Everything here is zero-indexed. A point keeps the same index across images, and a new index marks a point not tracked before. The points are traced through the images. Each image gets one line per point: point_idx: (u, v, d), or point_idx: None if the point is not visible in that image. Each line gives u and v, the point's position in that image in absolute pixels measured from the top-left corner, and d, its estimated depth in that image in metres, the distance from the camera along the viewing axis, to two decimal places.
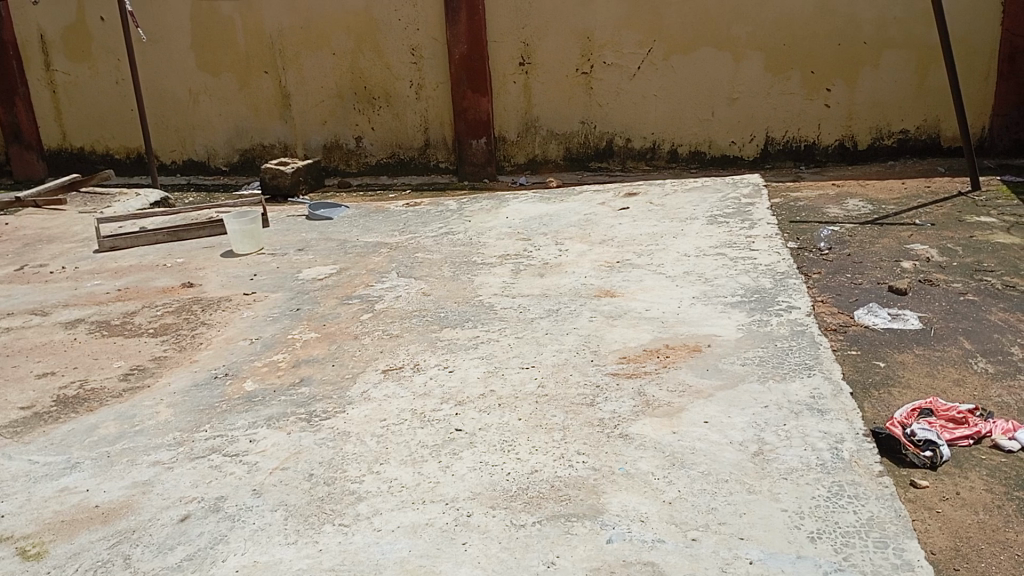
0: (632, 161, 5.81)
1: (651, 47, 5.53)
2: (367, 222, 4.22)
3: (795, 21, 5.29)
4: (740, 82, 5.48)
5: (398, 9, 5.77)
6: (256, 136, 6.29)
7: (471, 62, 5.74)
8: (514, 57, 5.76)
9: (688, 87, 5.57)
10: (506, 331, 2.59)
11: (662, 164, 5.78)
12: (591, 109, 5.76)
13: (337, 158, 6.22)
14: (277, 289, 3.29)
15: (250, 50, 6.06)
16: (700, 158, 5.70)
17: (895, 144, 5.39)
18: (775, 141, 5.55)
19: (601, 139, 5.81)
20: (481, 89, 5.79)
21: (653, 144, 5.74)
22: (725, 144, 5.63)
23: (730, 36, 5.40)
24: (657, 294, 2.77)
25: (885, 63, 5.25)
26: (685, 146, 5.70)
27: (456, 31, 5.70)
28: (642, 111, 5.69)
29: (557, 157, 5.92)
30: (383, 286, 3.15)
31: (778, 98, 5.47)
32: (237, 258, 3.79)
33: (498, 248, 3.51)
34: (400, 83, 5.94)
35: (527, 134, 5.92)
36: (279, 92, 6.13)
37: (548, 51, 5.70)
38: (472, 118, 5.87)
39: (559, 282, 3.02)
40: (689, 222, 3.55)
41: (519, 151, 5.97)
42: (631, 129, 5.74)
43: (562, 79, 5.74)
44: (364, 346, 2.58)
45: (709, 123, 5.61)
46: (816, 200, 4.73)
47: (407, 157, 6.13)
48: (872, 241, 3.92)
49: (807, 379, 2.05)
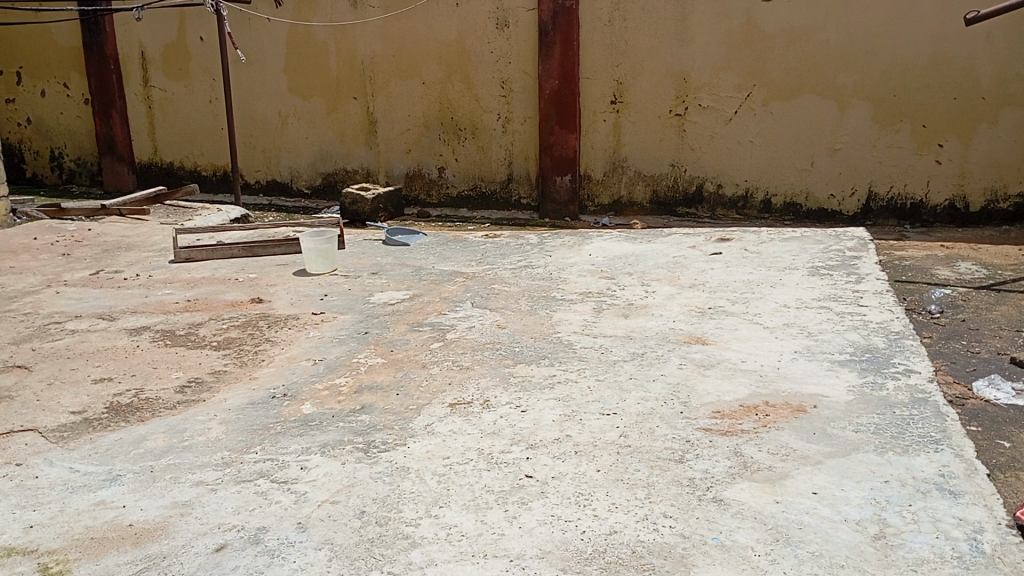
0: (722, 209, 5.56)
1: (750, 92, 5.31)
2: (444, 250, 4.08)
3: (907, 71, 5.00)
4: (843, 133, 5.20)
5: (491, 41, 5.71)
6: (340, 161, 6.28)
7: (561, 97, 5.62)
8: (605, 95, 5.61)
9: (786, 135, 5.31)
10: (585, 371, 2.38)
11: (753, 214, 5.50)
12: (682, 153, 5.55)
13: (419, 188, 6.16)
14: (347, 311, 3.16)
15: (341, 75, 6.08)
16: (795, 209, 5.41)
17: (1012, 207, 5.02)
18: (878, 197, 5.23)
19: (690, 183, 5.58)
20: (569, 125, 5.65)
21: (746, 192, 5.49)
22: (823, 196, 5.34)
23: (835, 84, 5.14)
24: (754, 346, 2.52)
25: (1005, 120, 4.91)
26: (779, 196, 5.42)
27: (548, 65, 5.59)
28: (736, 157, 5.45)
29: (643, 199, 5.71)
30: (456, 316, 2.98)
31: (883, 151, 5.15)
32: (310, 277, 3.69)
33: (580, 286, 3.31)
34: (487, 115, 5.85)
35: (613, 174, 5.73)
36: (366, 119, 6.12)
37: (641, 90, 5.53)
38: (558, 154, 5.73)
39: (644, 324, 2.80)
40: (788, 272, 3.29)
41: (604, 190, 5.78)
42: (722, 175, 5.50)
43: (653, 119, 5.55)
44: (431, 376, 2.40)
45: (807, 174, 5.33)
46: (923, 261, 4.40)
47: (488, 190, 6.01)
48: (989, 308, 3.60)
49: (934, 454, 1.78)
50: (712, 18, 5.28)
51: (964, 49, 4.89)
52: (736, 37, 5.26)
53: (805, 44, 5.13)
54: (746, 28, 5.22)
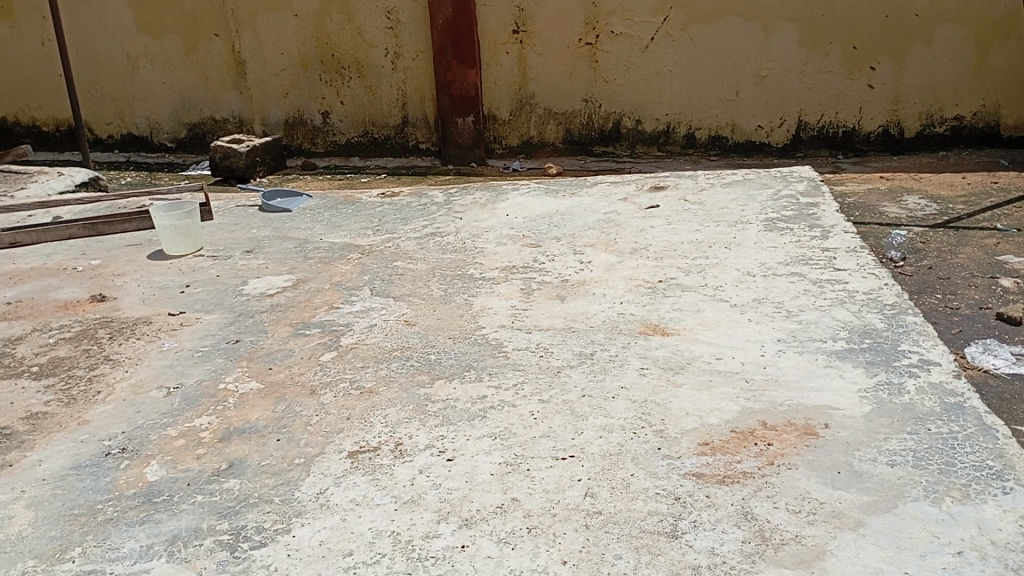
0: (642, 146, 5.07)
1: (667, 16, 4.79)
2: (335, 217, 3.45)
3: None
4: (768, 58, 4.77)
5: None
6: (206, 109, 5.47)
7: (458, 27, 4.95)
8: (507, 23, 4.97)
9: (708, 63, 4.84)
10: (524, 387, 1.84)
11: (676, 150, 5.04)
12: (596, 85, 5.00)
13: (301, 136, 5.43)
14: (214, 308, 2.51)
15: (198, 9, 5.23)
16: (720, 144, 4.98)
17: (948, 132, 4.71)
18: (807, 126, 4.85)
19: (607, 120, 5.06)
20: (469, 59, 5.00)
21: (667, 127, 5.01)
22: (750, 129, 4.92)
23: (760, 4, 4.67)
24: (726, 337, 2.04)
25: (939, 36, 4.56)
26: (703, 130, 4.97)
27: None
28: (655, 89, 4.95)
29: (555, 139, 5.15)
30: (352, 309, 2.39)
31: (812, 77, 4.76)
32: (169, 261, 3.00)
33: (501, 257, 2.76)
34: (373, 51, 5.15)
35: (521, 112, 5.14)
36: (232, 59, 5.33)
37: (547, 16, 4.92)
38: (457, 92, 5.09)
39: (586, 309, 2.29)
40: (742, 227, 2.83)
41: (512, 131, 5.19)
42: (641, 109, 5.00)
43: (562, 50, 4.97)
44: (323, 408, 1.82)
45: (733, 105, 4.89)
46: (866, 197, 4.07)
47: (381, 136, 5.33)
48: (952, 251, 3.27)
49: (1003, 500, 1.36)
50: None
51: None
52: None
53: None
54: None
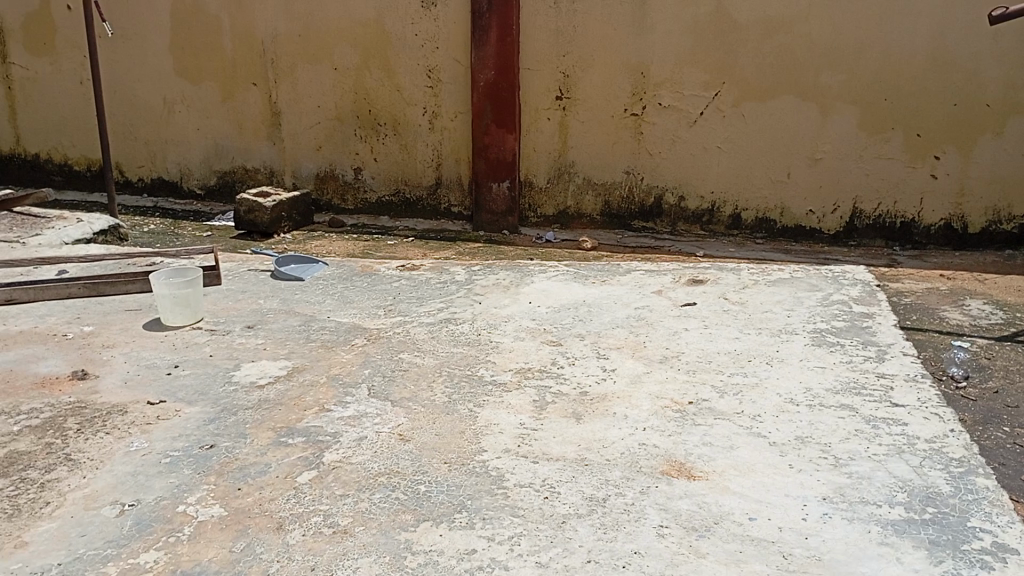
0: (684, 224, 4.84)
1: (719, 91, 4.58)
2: (348, 292, 3.25)
3: (900, 70, 4.32)
4: (825, 139, 4.51)
5: (416, 22, 4.88)
6: (238, 158, 5.37)
7: (499, 91, 4.81)
8: (550, 88, 4.81)
9: (760, 141, 4.61)
10: (520, 542, 1.58)
11: (720, 230, 4.80)
12: (640, 158, 4.80)
13: (331, 190, 5.29)
14: (197, 398, 2.30)
15: (239, 57, 5.17)
16: (767, 226, 4.72)
17: (1015, 230, 4.40)
18: (863, 214, 4.57)
19: (648, 194, 4.85)
20: (509, 125, 4.85)
21: (712, 205, 4.78)
22: (799, 212, 4.66)
23: (817, 83, 4.44)
24: (762, 489, 1.75)
25: (1011, 129, 4.27)
26: (750, 211, 4.73)
27: (484, 53, 4.78)
28: (701, 165, 4.73)
29: (593, 211, 4.94)
30: (345, 412, 2.16)
31: (870, 162, 4.49)
32: (164, 334, 2.82)
33: (517, 356, 2.52)
34: (412, 110, 5.03)
35: (559, 181, 4.95)
36: (267, 109, 5.23)
37: (593, 85, 4.75)
38: (494, 157, 4.92)
39: (604, 434, 2.01)
40: (786, 339, 2.56)
41: (548, 200, 4.99)
42: (685, 186, 4.78)
43: (606, 119, 4.79)
44: (286, 552, 1.58)
45: (783, 186, 4.64)
46: (924, 299, 3.76)
47: (413, 196, 5.18)
48: (1021, 372, 2.92)
49: None
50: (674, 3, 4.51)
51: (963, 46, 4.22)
52: (702, 26, 4.51)
53: (783, 36, 4.42)
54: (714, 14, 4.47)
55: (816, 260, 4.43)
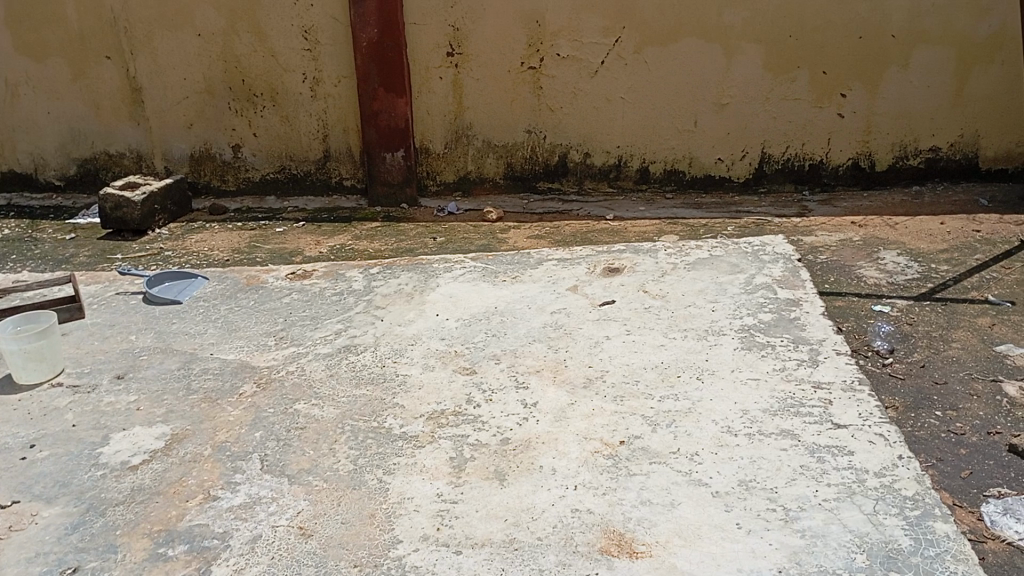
0: (591, 182, 4.59)
1: (619, 37, 4.29)
2: (231, 315, 2.91)
3: (805, 5, 4.11)
4: (731, 83, 4.30)
5: None
6: (99, 143, 4.75)
7: (384, 51, 4.34)
8: (439, 45, 4.40)
9: (664, 89, 4.36)
10: None
11: (629, 185, 4.58)
12: (540, 115, 4.48)
13: (209, 173, 4.76)
14: (59, 492, 1.97)
15: (85, 27, 4.50)
16: (677, 178, 4.53)
17: (922, 165, 4.33)
18: (772, 159, 4.42)
19: (552, 153, 4.56)
20: (399, 86, 4.40)
21: (619, 160, 4.54)
22: (709, 162, 4.47)
23: (720, 24, 4.19)
24: (713, 568, 1.56)
25: (917, 61, 4.15)
26: (658, 164, 4.51)
27: (363, 9, 4.27)
28: (605, 118, 4.45)
29: (496, 175, 4.64)
30: (236, 498, 1.88)
31: (778, 104, 4.31)
32: (19, 397, 2.45)
33: (427, 395, 2.27)
34: (290, 76, 4.50)
35: (457, 145, 4.59)
36: (125, 85, 4.60)
37: (484, 38, 4.37)
38: (385, 124, 4.49)
39: (531, 501, 1.80)
40: (714, 341, 2.38)
41: (447, 166, 4.64)
42: (589, 142, 4.52)
43: (502, 75, 4.43)
44: None
45: (691, 135, 4.43)
46: (841, 252, 3.63)
47: (300, 172, 4.72)
48: (944, 337, 2.81)
49: None
50: None
51: None
52: None
53: None
54: None
55: (729, 214, 4.24)
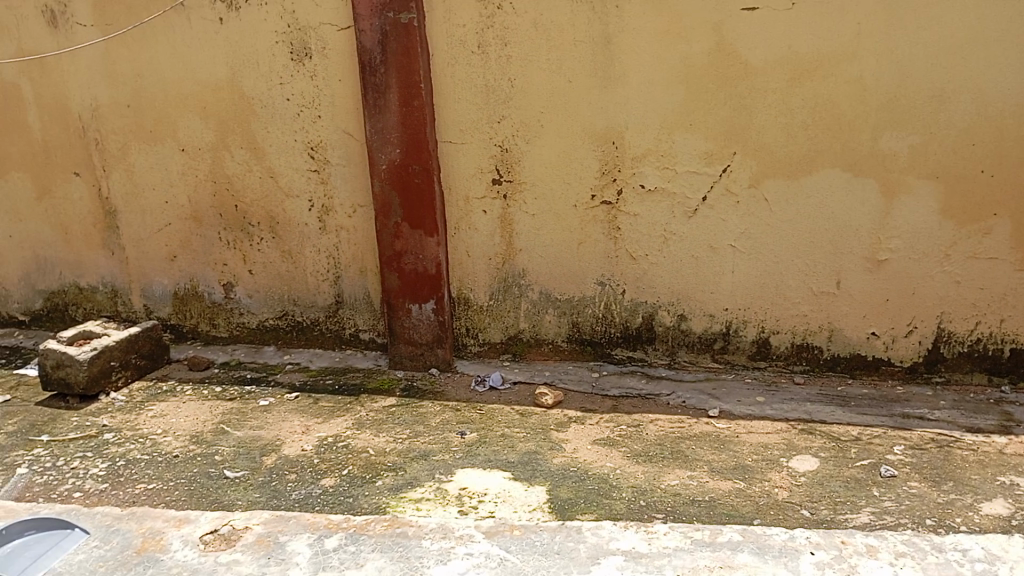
0: (688, 353, 3.39)
1: (729, 166, 3.12)
2: None
3: (1003, 129, 2.86)
4: (891, 232, 3.04)
5: (285, 81, 3.45)
6: (68, 274, 4.01)
7: (409, 177, 3.35)
8: (483, 169, 3.38)
9: (793, 237, 3.14)
10: None
11: (741, 360, 3.34)
12: (617, 263, 3.37)
13: (196, 315, 3.92)
14: None
15: (51, 138, 3.80)
16: (810, 355, 3.25)
17: None
18: (954, 338, 3.11)
19: (633, 313, 3.41)
20: (426, 224, 3.40)
21: (726, 327, 3.32)
22: (854, 340, 3.19)
23: (876, 153, 2.97)
24: None
25: None
26: (782, 336, 3.26)
27: (380, 124, 3.31)
28: (707, 271, 3.28)
29: (557, 336, 3.53)
30: None
31: (961, 263, 3.02)
32: None
33: None
34: (293, 202, 3.64)
35: (504, 295, 3.54)
36: (97, 206, 3.85)
37: (545, 163, 3.31)
38: (408, 269, 3.48)
39: None
40: None
41: (492, 322, 3.59)
42: (688, 300, 3.33)
43: (567, 211, 3.35)
44: None
45: (830, 300, 3.17)
46: None
47: (305, 319, 3.81)
48: None
49: None
50: (651, 41, 3.05)
51: None
52: (695, 73, 3.04)
53: (820, 85, 2.94)
54: (714, 54, 3.00)
55: (893, 421, 2.93)
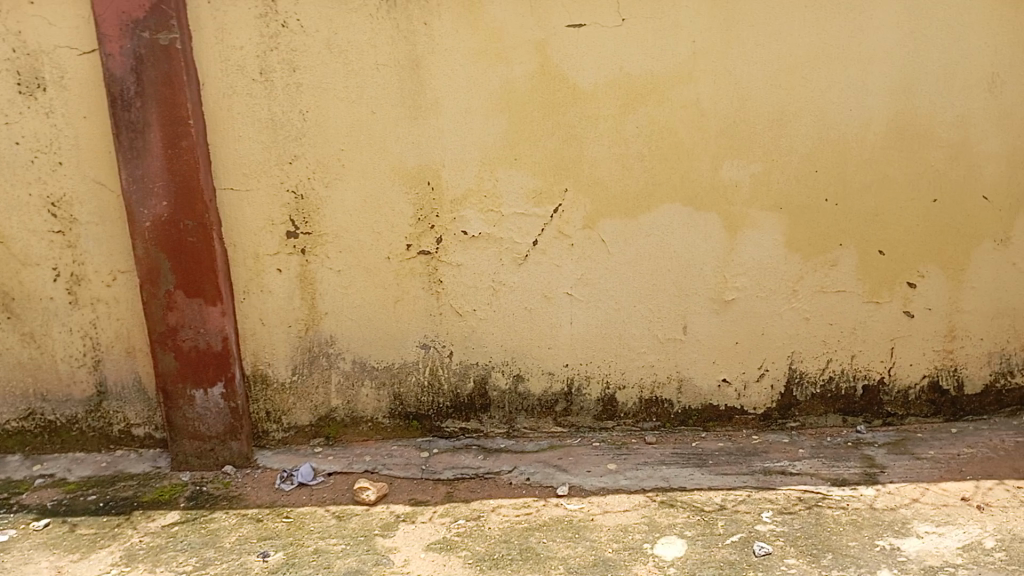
0: (527, 419, 2.99)
1: (560, 205, 2.75)
2: None
3: (844, 153, 2.67)
4: (737, 269, 2.78)
5: (11, 121, 2.72)
6: None
7: (181, 236, 2.71)
8: (274, 221, 2.81)
9: (634, 281, 2.82)
10: None
11: (586, 421, 2.98)
12: (441, 321, 2.91)
13: None
14: None
15: None
16: (660, 411, 2.94)
17: None
18: (807, 380, 2.89)
19: (464, 378, 2.96)
20: (207, 292, 2.78)
21: (568, 385, 2.94)
22: (706, 389, 2.91)
23: (716, 184, 2.70)
24: None
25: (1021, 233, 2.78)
26: (629, 391, 2.93)
27: (139, 170, 2.65)
28: (544, 324, 2.88)
29: (376, 412, 3.03)
30: None
31: (810, 298, 2.80)
32: None
33: None
34: (33, 272, 2.90)
35: (310, 368, 2.98)
36: None
37: (347, 211, 2.79)
38: (188, 348, 2.84)
39: None
40: None
41: (298, 401, 3.02)
42: (525, 357, 2.92)
43: (378, 264, 2.85)
44: None
45: (678, 348, 2.87)
46: None
47: (59, 417, 3.08)
48: None
49: None
50: (467, 63, 2.64)
51: (938, 112, 2.66)
52: (518, 99, 2.66)
53: (653, 111, 2.65)
54: (537, 77, 2.64)
55: (755, 479, 2.65)
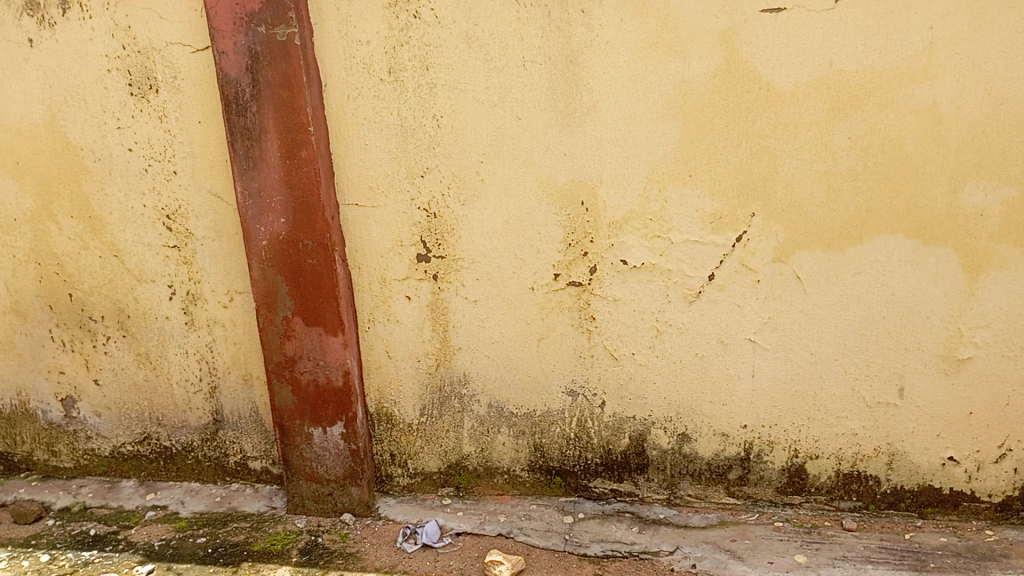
0: (694, 485, 2.49)
1: (745, 231, 2.20)
2: None
3: None
4: (978, 321, 2.16)
5: (124, 126, 2.47)
6: None
7: (300, 258, 2.38)
8: (404, 241, 2.42)
9: (835, 330, 2.24)
10: None
11: (767, 494, 2.44)
12: (591, 366, 2.44)
13: (29, 440, 2.92)
14: None
15: None
16: (864, 489, 2.37)
17: None
18: None
19: (618, 433, 2.49)
20: (327, 321, 2.45)
21: (746, 452, 2.42)
22: (925, 467, 2.32)
23: (952, 213, 2.08)
24: None
25: None
26: (823, 463, 2.37)
27: (255, 184, 2.34)
28: (717, 377, 2.36)
29: (513, 464, 2.60)
30: None
31: None
32: None
33: None
34: (148, 290, 2.65)
35: (440, 410, 2.59)
36: None
37: (486, 234, 2.37)
38: (306, 382, 2.52)
39: None
40: None
41: (425, 445, 2.64)
42: (693, 415, 2.41)
43: (520, 296, 2.41)
44: None
45: (891, 415, 2.28)
46: None
47: (174, 444, 2.84)
48: None
49: None
50: (631, 58, 2.12)
51: None
52: (694, 104, 2.13)
53: (872, 117, 2.05)
54: (719, 76, 2.09)
55: None
